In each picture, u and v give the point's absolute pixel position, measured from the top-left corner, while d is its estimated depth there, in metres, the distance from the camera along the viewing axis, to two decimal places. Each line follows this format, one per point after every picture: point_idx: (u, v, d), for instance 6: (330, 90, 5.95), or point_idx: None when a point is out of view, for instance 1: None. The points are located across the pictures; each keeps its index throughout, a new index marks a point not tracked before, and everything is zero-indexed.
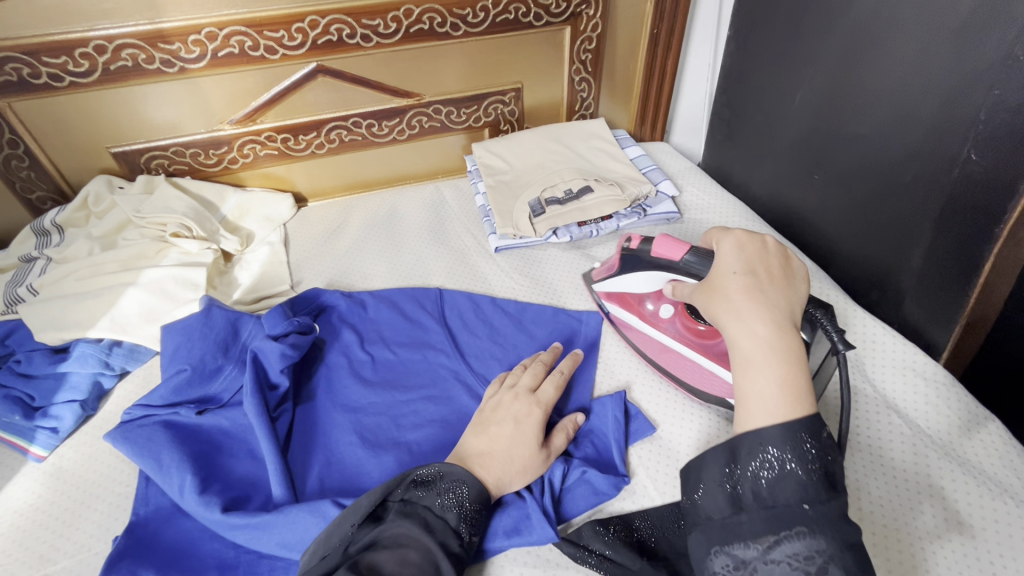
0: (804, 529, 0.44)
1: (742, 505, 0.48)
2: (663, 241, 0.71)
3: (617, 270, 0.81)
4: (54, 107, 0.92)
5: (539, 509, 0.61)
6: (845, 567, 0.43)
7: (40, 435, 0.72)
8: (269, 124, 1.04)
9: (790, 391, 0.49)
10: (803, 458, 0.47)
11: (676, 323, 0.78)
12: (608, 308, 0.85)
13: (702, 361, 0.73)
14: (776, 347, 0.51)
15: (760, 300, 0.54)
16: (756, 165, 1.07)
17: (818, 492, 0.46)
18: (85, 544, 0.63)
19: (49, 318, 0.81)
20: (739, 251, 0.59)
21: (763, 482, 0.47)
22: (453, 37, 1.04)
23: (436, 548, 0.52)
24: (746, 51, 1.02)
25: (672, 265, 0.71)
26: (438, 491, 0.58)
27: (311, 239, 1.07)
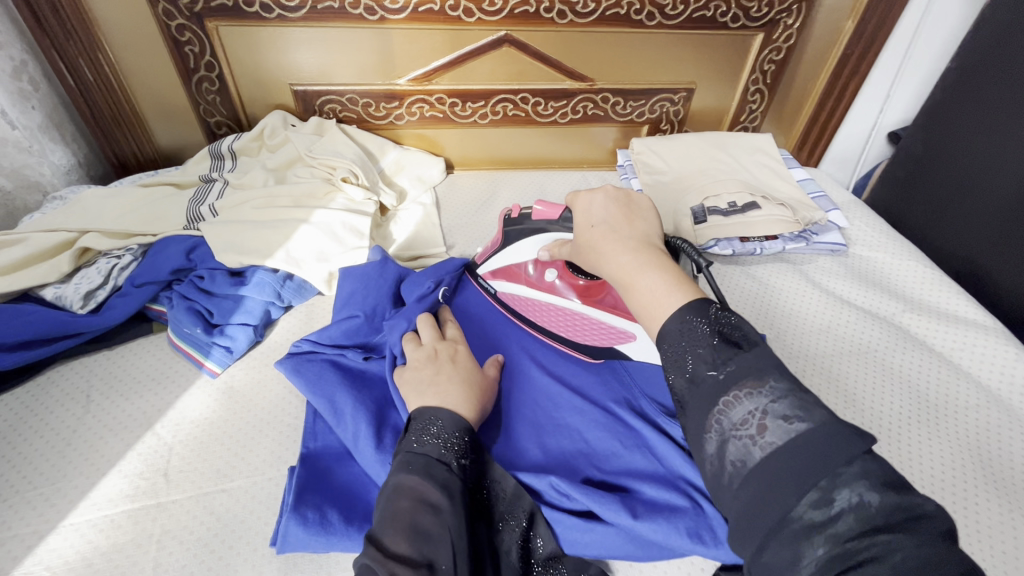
0: (733, 394, 0.42)
1: (682, 403, 0.46)
2: (543, 204, 0.78)
3: (500, 244, 0.84)
4: (254, 37, 0.94)
5: (726, 524, 0.58)
6: (784, 414, 0.40)
7: (216, 352, 0.74)
8: (442, 87, 1.04)
9: (670, 284, 0.51)
10: (703, 335, 0.46)
11: (561, 283, 0.81)
12: (494, 287, 0.84)
13: (593, 312, 0.79)
14: (642, 262, 0.53)
15: (618, 238, 0.56)
16: (944, 213, 0.98)
17: (723, 355, 0.44)
18: (260, 467, 0.64)
19: (230, 241, 0.82)
20: (591, 204, 0.59)
21: (685, 377, 0.46)
22: (645, 26, 1.00)
23: (425, 488, 0.50)
24: (960, 89, 0.94)
25: (548, 226, 0.78)
26: (415, 434, 0.56)
27: (462, 207, 1.06)
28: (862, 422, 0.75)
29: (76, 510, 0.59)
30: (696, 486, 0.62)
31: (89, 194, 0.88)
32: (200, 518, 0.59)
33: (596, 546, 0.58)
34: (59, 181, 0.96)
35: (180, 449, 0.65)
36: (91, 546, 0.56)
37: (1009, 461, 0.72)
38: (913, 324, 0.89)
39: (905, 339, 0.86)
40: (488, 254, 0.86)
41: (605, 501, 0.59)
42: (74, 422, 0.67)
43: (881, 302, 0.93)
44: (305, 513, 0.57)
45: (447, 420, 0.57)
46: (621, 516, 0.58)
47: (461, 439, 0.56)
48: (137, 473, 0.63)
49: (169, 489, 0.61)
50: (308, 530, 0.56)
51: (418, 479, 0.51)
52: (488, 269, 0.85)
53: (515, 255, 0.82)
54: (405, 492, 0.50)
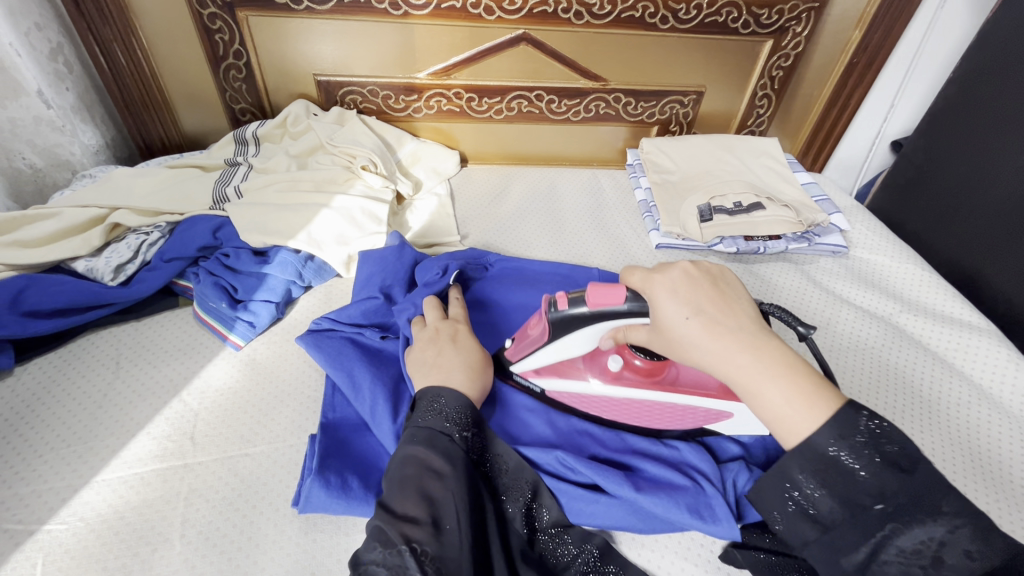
0: (902, 526, 0.45)
1: (830, 524, 0.47)
2: (598, 291, 0.59)
3: (541, 342, 0.66)
4: (282, 28, 0.97)
5: (724, 501, 0.61)
6: (967, 549, 0.45)
7: (240, 326, 0.77)
8: (461, 81, 1.07)
9: (801, 397, 0.47)
10: (865, 458, 0.45)
11: (626, 371, 0.67)
12: (540, 386, 0.70)
13: (673, 399, 0.66)
14: (764, 365, 0.48)
15: (722, 332, 0.49)
16: (942, 220, 1.02)
17: (884, 488, 0.45)
18: (281, 435, 0.67)
19: (254, 222, 0.86)
20: (675, 290, 0.52)
21: (835, 498, 0.46)
22: (659, 30, 1.04)
23: (430, 457, 0.54)
24: (960, 100, 0.97)
25: (611, 315, 0.59)
26: (420, 411, 0.59)
27: (476, 199, 1.09)
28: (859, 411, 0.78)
29: (108, 468, 0.62)
30: (696, 468, 0.65)
31: (119, 173, 0.91)
32: (225, 479, 0.62)
33: (597, 516, 0.61)
34: (88, 160, 0.99)
35: (205, 415, 0.68)
36: (122, 501, 0.59)
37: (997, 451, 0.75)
38: (909, 324, 0.92)
39: (902, 338, 0.90)
40: (522, 351, 0.68)
41: (609, 474, 0.62)
42: (104, 387, 0.70)
43: (878, 302, 0.96)
44: (328, 477, 0.60)
45: (450, 396, 0.60)
46: (623, 489, 0.61)
47: (464, 414, 0.59)
48: (164, 435, 0.66)
49: (195, 451, 0.64)
50: (330, 493, 0.59)
51: (424, 450, 0.54)
52: (528, 368, 0.69)
53: (563, 351, 0.66)
54: (413, 461, 0.53)
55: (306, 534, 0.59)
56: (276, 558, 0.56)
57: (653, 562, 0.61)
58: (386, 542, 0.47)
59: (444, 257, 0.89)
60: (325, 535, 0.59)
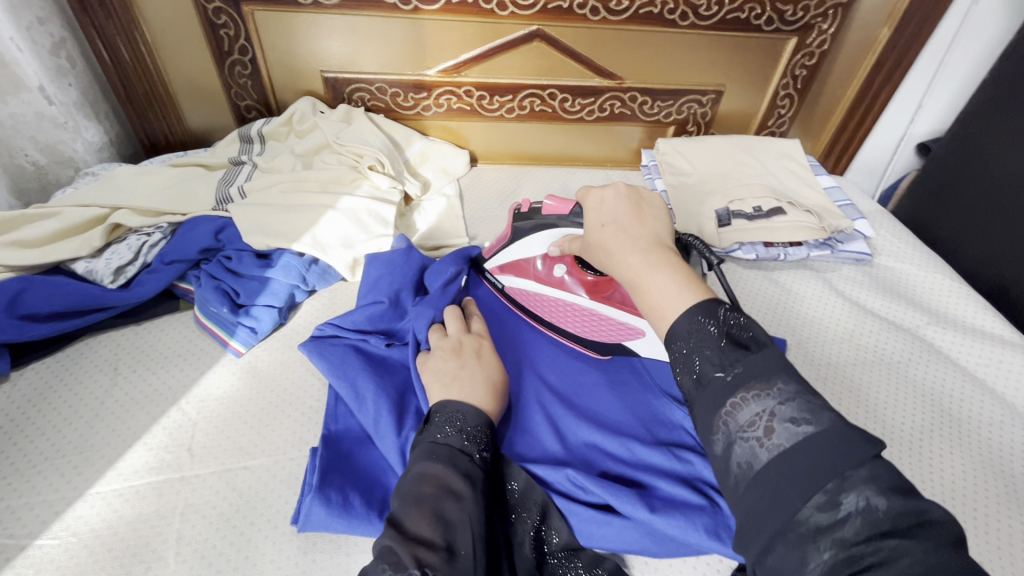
0: (740, 397, 0.42)
1: (689, 401, 0.46)
2: (554, 199, 0.76)
3: (509, 239, 0.81)
4: (289, 23, 0.95)
5: (744, 525, 0.58)
6: (791, 415, 0.40)
7: (241, 331, 0.75)
8: (471, 79, 1.04)
9: (684, 284, 0.49)
10: (710, 336, 0.45)
11: (571, 278, 0.78)
12: (501, 283, 0.82)
13: (603, 309, 0.77)
14: (653, 261, 0.51)
15: (626, 237, 0.54)
16: (974, 227, 0.97)
17: (729, 357, 0.44)
18: (281, 447, 0.65)
19: (257, 223, 0.83)
20: (602, 204, 0.58)
21: (693, 375, 0.45)
22: (678, 26, 1.00)
23: (449, 476, 0.50)
24: (997, 102, 0.92)
25: (559, 220, 0.76)
26: (436, 427, 0.56)
27: (486, 200, 1.06)
28: (882, 429, 0.74)
29: (102, 479, 0.60)
30: (714, 488, 0.62)
31: (121, 171, 0.89)
32: (222, 493, 0.60)
33: (610, 538, 0.58)
34: (91, 158, 0.98)
35: (203, 425, 0.66)
36: (116, 515, 0.57)
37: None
38: (937, 337, 0.88)
39: (929, 353, 0.85)
40: (496, 248, 0.83)
41: (622, 495, 0.59)
42: (101, 394, 0.68)
43: (905, 313, 0.92)
44: (329, 494, 0.57)
45: (469, 415, 0.57)
46: (638, 510, 0.58)
47: (484, 433, 0.56)
48: (161, 446, 0.64)
49: (193, 464, 0.62)
50: (331, 511, 0.56)
51: (443, 467, 0.51)
52: (496, 262, 0.82)
53: (523, 249, 0.79)
54: (430, 478, 0.50)
55: (305, 554, 0.56)
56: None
57: None
58: (397, 567, 0.43)
59: (453, 260, 0.85)
60: (324, 555, 0.56)
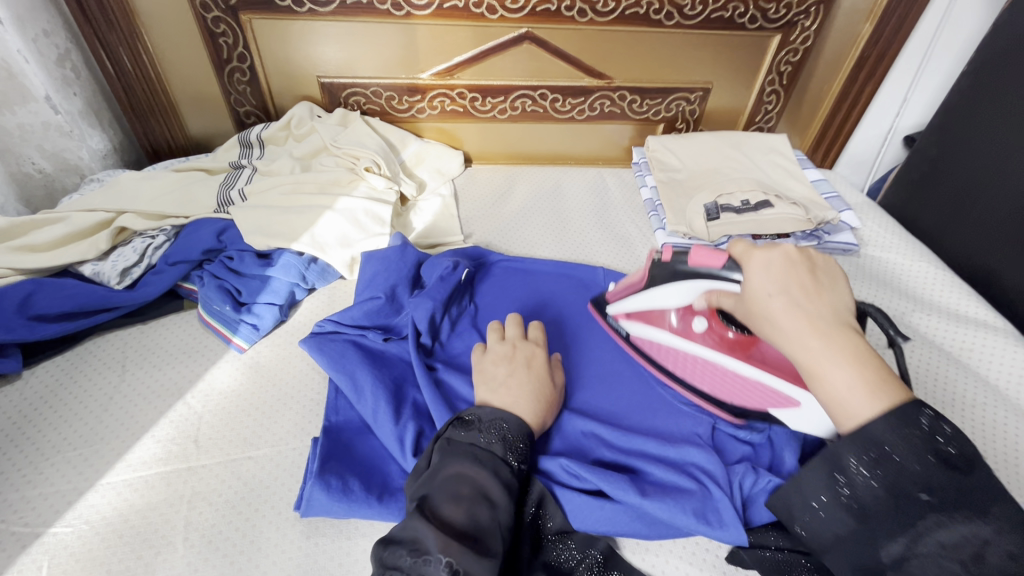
0: (941, 517, 0.42)
1: (867, 513, 0.46)
2: (700, 250, 0.62)
3: (642, 287, 0.72)
4: (285, 30, 0.97)
5: (731, 505, 0.60)
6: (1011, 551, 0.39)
7: (243, 328, 0.77)
8: (464, 82, 1.07)
9: (866, 388, 0.46)
10: (915, 452, 0.43)
11: (709, 334, 0.71)
12: (626, 328, 0.78)
13: (745, 370, 0.67)
14: (836, 354, 0.47)
15: (806, 316, 0.49)
16: (958, 215, 0.99)
17: (938, 477, 0.42)
18: (283, 438, 0.67)
19: (258, 224, 0.86)
20: (768, 268, 0.52)
21: (880, 483, 0.45)
22: (664, 26, 1.02)
23: (488, 481, 0.53)
24: (978, 93, 0.94)
25: (709, 273, 0.62)
26: (478, 429, 0.58)
27: (480, 199, 1.09)
28: None
29: (112, 470, 0.63)
30: (703, 473, 0.64)
31: (126, 177, 0.92)
32: (228, 482, 0.62)
33: (602, 523, 0.60)
34: (96, 164, 1.00)
35: (208, 418, 0.69)
36: (126, 503, 0.60)
37: (1014, 449, 0.73)
38: (922, 323, 0.90)
39: (917, 339, 0.88)
40: (625, 290, 0.76)
41: (613, 480, 0.61)
42: (109, 389, 0.71)
43: (892, 301, 0.94)
44: (328, 479, 0.60)
45: (512, 421, 0.59)
46: (628, 494, 0.60)
47: (525, 444, 0.58)
48: (168, 438, 0.66)
49: (199, 454, 0.65)
50: (331, 496, 0.58)
51: (482, 473, 0.53)
52: (620, 307, 0.77)
53: (655, 300, 0.72)
54: (466, 479, 0.53)
55: (308, 538, 0.59)
56: (278, 561, 0.56)
57: (659, 567, 0.60)
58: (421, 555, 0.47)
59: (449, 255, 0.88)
60: (327, 539, 0.59)
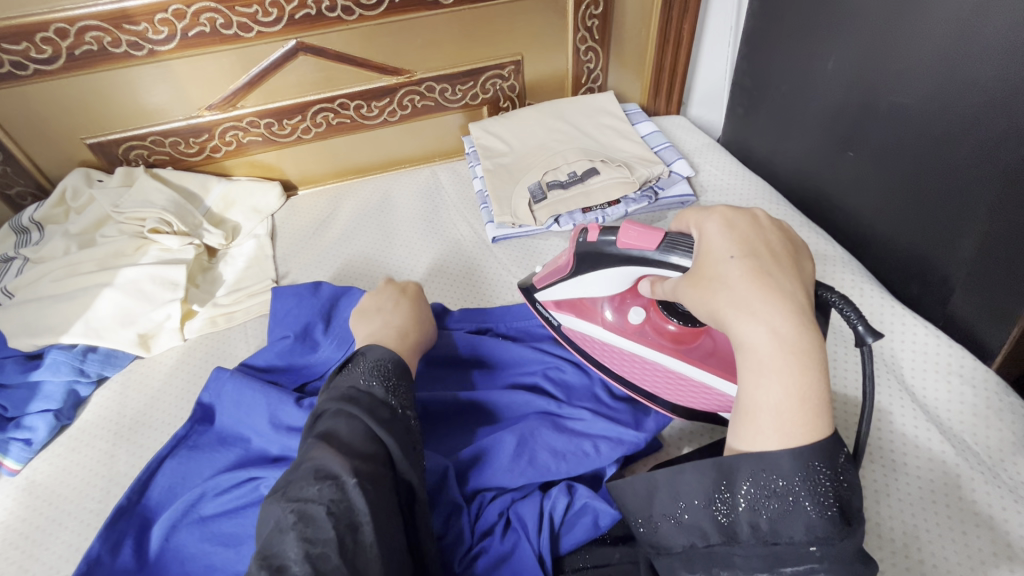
0: (815, 566, 0.44)
1: (736, 538, 0.47)
2: (631, 231, 0.61)
3: (569, 273, 0.70)
4: (21, 97, 0.87)
5: (534, 554, 0.55)
6: None
7: (13, 447, 0.69)
8: (250, 109, 0.98)
9: (799, 397, 0.45)
10: (814, 496, 0.44)
11: (648, 327, 0.71)
12: (558, 319, 0.75)
13: (690, 370, 0.68)
14: (782, 346, 0.46)
15: (770, 286, 0.48)
16: (780, 141, 0.96)
17: (829, 534, 0.44)
18: (54, 565, 0.60)
19: (23, 323, 0.77)
20: (732, 232, 0.52)
21: (767, 516, 0.46)
22: (443, 6, 0.95)
23: (373, 416, 0.50)
24: (770, 12, 0.90)
25: (642, 257, 0.61)
26: (351, 373, 0.55)
27: (299, 232, 1.01)
28: None
29: None
30: (514, 507, 0.59)
31: None
32: None
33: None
34: None
35: None
36: None
37: (847, 400, 0.69)
38: None
39: None
40: (551, 279, 0.73)
41: None
42: None
43: None
44: None
45: (375, 354, 0.57)
46: None
47: (406, 385, 0.56)
48: None
49: None
50: None
51: (363, 410, 0.50)
52: (551, 297, 0.74)
53: (587, 290, 0.71)
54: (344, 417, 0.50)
55: None
56: None
57: None
58: (329, 479, 0.44)
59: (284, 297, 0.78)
60: None
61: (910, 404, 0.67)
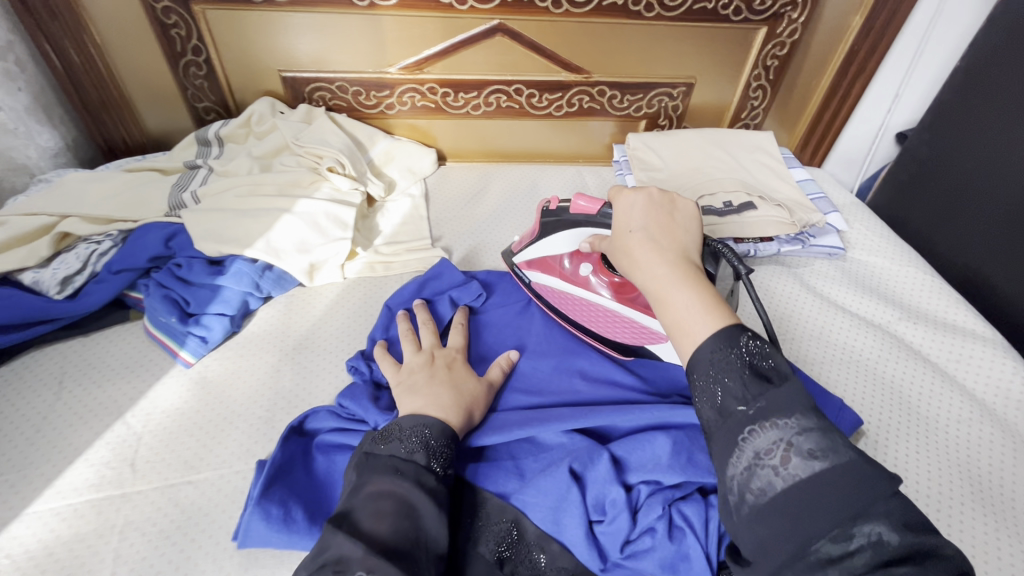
0: (758, 426, 0.41)
1: (708, 437, 0.44)
2: (581, 197, 0.72)
3: (534, 236, 0.81)
4: (242, 21, 0.93)
5: (704, 556, 0.56)
6: (810, 447, 0.39)
7: (191, 341, 0.73)
8: (434, 76, 1.02)
9: (706, 308, 0.48)
10: (735, 367, 0.44)
11: (597, 278, 0.77)
12: (529, 277, 0.82)
13: (627, 312, 0.74)
14: (677, 279, 0.50)
15: (659, 249, 0.53)
16: (948, 217, 0.95)
17: (753, 390, 0.43)
18: (227, 460, 0.63)
19: (210, 229, 0.81)
20: (632, 208, 0.57)
21: (712, 407, 0.44)
22: (644, 18, 0.98)
23: (412, 494, 0.49)
24: (971, 91, 0.90)
25: (589, 220, 0.72)
26: (399, 439, 0.54)
27: (451, 200, 1.04)
28: (804, 371, 0.79)
29: (41, 498, 0.59)
30: (677, 507, 0.59)
31: (72, 178, 0.87)
32: (164, 510, 0.58)
33: (580, 548, 0.57)
34: (46, 163, 0.95)
35: (148, 439, 0.64)
36: (53, 535, 0.56)
37: (932, 415, 0.75)
38: (892, 326, 0.87)
39: (886, 341, 0.84)
40: (525, 241, 0.82)
41: (571, 512, 0.58)
42: (44, 408, 0.67)
43: (873, 307, 0.90)
44: (269, 507, 0.55)
45: (432, 423, 0.56)
46: (577, 532, 0.58)
47: (451, 450, 0.55)
48: (104, 462, 0.62)
49: (135, 480, 0.61)
50: (271, 526, 0.54)
51: (410, 488, 0.50)
52: (524, 256, 0.82)
53: (551, 246, 0.78)
54: (389, 495, 0.49)
55: (246, 570, 0.55)
56: None
57: None
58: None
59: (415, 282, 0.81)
60: (266, 571, 0.54)
61: (993, 433, 0.73)
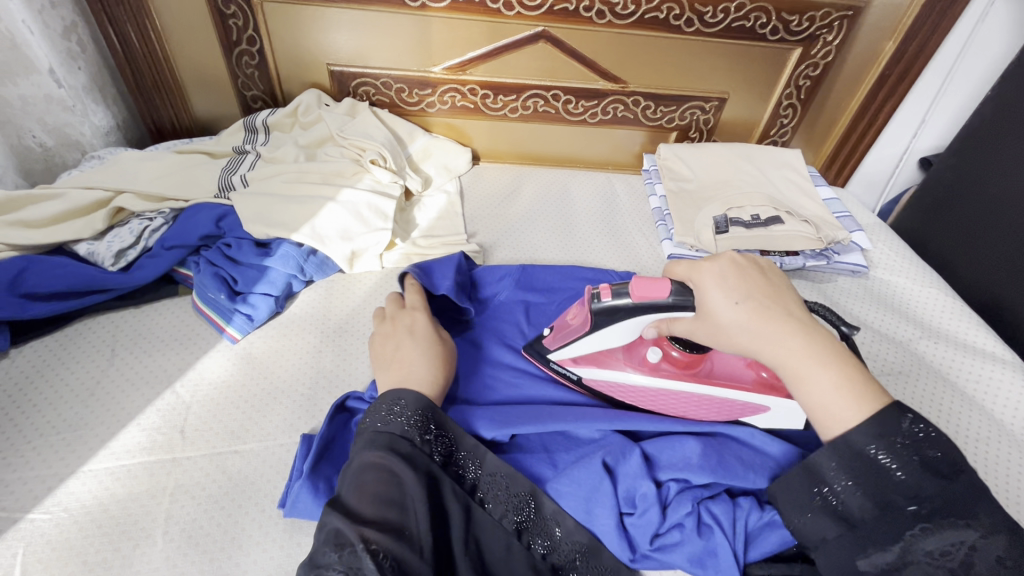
0: (928, 524, 0.46)
1: (851, 520, 0.49)
2: (642, 284, 0.61)
3: (582, 333, 0.68)
4: (297, 15, 0.96)
5: (732, 553, 0.58)
6: (996, 553, 0.44)
7: (237, 319, 0.76)
8: (476, 78, 1.05)
9: (847, 391, 0.50)
10: (902, 461, 0.47)
11: (664, 360, 0.70)
12: (576, 374, 0.72)
13: (708, 390, 0.69)
14: (813, 354, 0.51)
15: (772, 317, 0.53)
16: (970, 241, 0.98)
17: (926, 490, 0.46)
18: (271, 432, 0.66)
19: (258, 212, 0.84)
20: (726, 276, 0.56)
21: (868, 496, 0.48)
22: (683, 32, 1.01)
23: (396, 464, 0.52)
24: (998, 120, 0.93)
25: (657, 306, 0.61)
26: (378, 413, 0.57)
27: (486, 199, 1.07)
28: (881, 381, 0.82)
29: (96, 458, 0.62)
30: (705, 505, 0.61)
31: (127, 156, 0.90)
32: (212, 476, 0.61)
33: (611, 538, 0.59)
34: (99, 141, 0.98)
35: (196, 408, 0.67)
36: (108, 492, 0.59)
37: (994, 440, 0.76)
38: (928, 348, 0.88)
39: (929, 365, 0.85)
40: (560, 340, 0.71)
41: (603, 503, 0.60)
42: (97, 374, 0.69)
43: (898, 326, 0.92)
44: (317, 482, 0.58)
45: (409, 394, 0.59)
46: (609, 523, 0.60)
47: (429, 417, 0.58)
48: (154, 427, 0.65)
49: (184, 446, 0.63)
50: (319, 500, 0.57)
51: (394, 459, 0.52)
52: (564, 356, 0.71)
53: (605, 342, 0.69)
54: (377, 468, 0.51)
55: (291, 537, 0.57)
56: (266, 550, 0.56)
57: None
58: (345, 547, 0.44)
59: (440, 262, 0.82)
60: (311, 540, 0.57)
61: None
